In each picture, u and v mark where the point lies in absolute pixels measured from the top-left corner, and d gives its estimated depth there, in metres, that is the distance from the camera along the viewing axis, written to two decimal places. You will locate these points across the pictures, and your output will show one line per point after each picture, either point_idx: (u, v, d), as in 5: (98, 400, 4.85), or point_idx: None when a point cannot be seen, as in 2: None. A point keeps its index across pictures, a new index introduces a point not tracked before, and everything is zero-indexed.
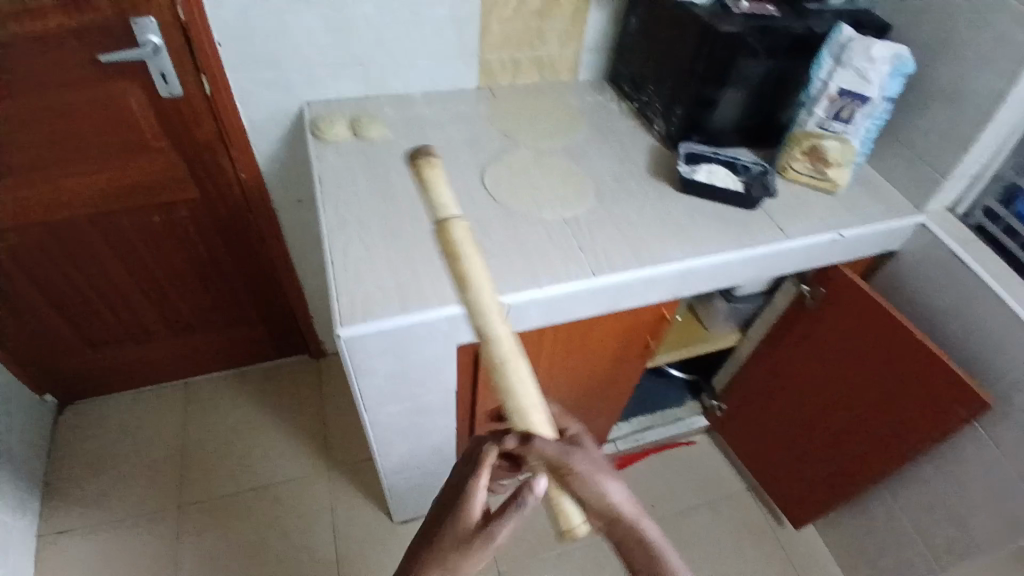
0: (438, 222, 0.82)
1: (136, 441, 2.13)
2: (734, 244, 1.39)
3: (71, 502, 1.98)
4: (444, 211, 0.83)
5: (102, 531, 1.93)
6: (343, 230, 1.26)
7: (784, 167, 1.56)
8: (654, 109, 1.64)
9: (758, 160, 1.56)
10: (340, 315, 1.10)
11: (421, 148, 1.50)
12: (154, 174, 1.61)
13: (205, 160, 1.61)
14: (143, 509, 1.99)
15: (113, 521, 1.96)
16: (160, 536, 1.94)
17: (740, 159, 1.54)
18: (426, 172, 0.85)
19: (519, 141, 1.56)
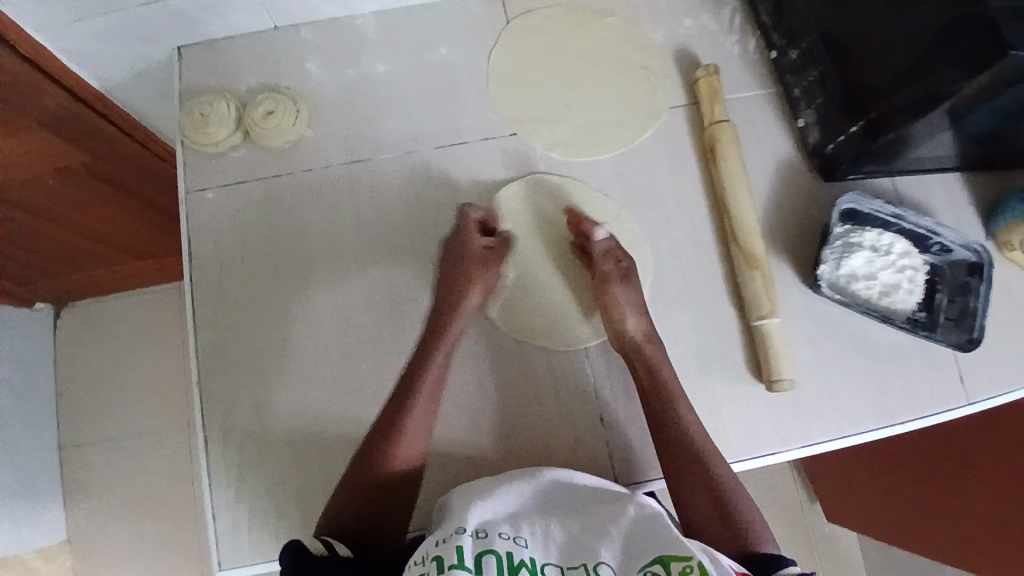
0: (704, 69, 0.88)
1: (137, 350, 1.65)
2: (868, 416, 0.85)
3: (82, 416, 1.61)
4: (716, 115, 0.87)
5: (119, 441, 1.60)
6: (224, 376, 0.82)
7: (1008, 242, 0.86)
8: (806, 87, 0.88)
9: (973, 240, 0.85)
10: (219, 554, 0.77)
11: (359, 169, 0.87)
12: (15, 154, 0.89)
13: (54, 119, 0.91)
14: (154, 422, 1.61)
15: (126, 434, 1.60)
16: (174, 454, 1.59)
17: (938, 233, 0.85)
18: (708, 80, 0.88)
19: (534, 150, 0.88)
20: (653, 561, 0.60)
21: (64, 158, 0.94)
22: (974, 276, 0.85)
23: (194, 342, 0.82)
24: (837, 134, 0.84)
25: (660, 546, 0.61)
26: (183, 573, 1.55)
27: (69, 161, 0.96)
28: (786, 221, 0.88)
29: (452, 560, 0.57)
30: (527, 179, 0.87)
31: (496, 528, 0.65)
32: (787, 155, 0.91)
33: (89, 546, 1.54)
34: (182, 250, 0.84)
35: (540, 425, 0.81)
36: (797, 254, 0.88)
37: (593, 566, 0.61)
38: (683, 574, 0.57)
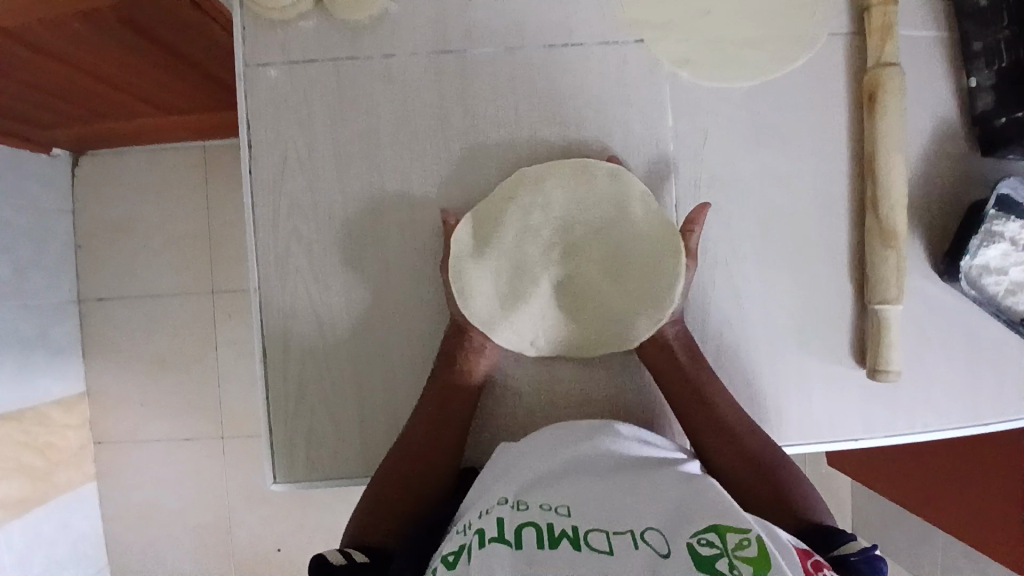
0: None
1: (159, 210, 1.53)
2: (958, 415, 0.80)
3: (102, 270, 1.54)
4: (885, 53, 0.72)
5: (140, 301, 1.54)
6: (285, 284, 0.74)
7: None
8: (990, 45, 0.75)
9: None
10: (274, 465, 0.74)
11: (451, 61, 0.74)
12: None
13: None
14: (175, 286, 1.55)
15: (147, 293, 1.54)
16: (197, 323, 1.55)
17: None
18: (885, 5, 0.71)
19: (657, 65, 0.74)
20: (708, 530, 0.53)
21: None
22: None
23: (251, 244, 0.73)
24: (1021, 106, 0.74)
25: (713, 517, 0.54)
26: (202, 438, 1.57)
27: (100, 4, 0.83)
28: (917, 191, 0.79)
29: (492, 533, 0.54)
30: (644, 102, 0.75)
31: (539, 499, 0.60)
32: (946, 117, 0.80)
33: (111, 399, 1.55)
34: (238, 134, 0.73)
35: (617, 377, 0.78)
36: (924, 231, 0.79)
37: (641, 533, 0.53)
38: (740, 545, 0.50)
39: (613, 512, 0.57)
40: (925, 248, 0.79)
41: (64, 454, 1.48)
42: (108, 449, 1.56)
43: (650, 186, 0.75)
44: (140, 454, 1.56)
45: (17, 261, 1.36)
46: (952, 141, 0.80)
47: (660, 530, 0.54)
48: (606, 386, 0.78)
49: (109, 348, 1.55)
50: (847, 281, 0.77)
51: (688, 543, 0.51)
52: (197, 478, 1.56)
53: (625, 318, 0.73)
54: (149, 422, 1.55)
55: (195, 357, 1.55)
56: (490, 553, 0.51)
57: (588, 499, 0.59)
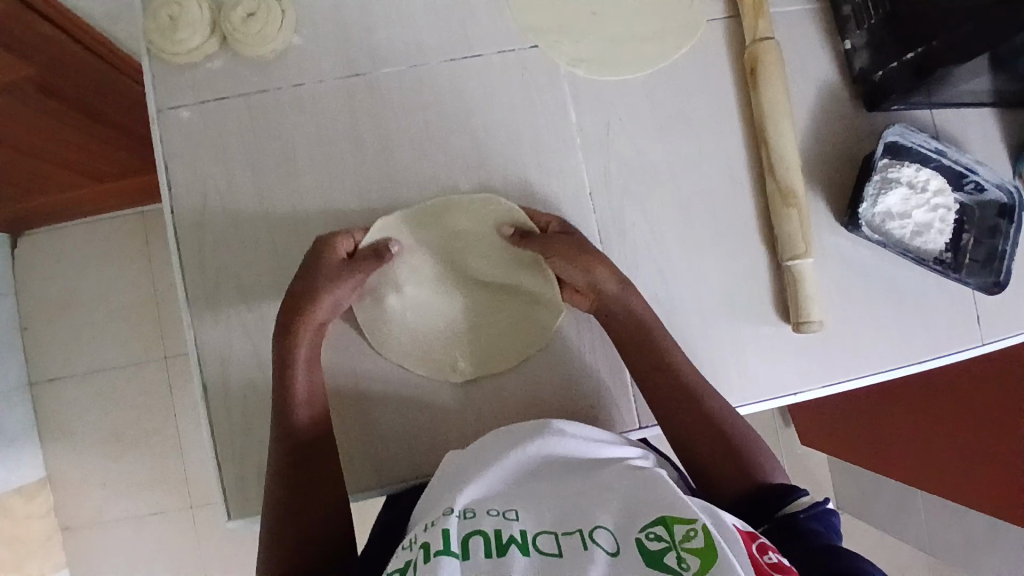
0: None
1: (104, 280, 1.52)
2: (890, 357, 0.83)
3: (51, 350, 1.50)
4: (760, 31, 0.77)
5: (94, 376, 1.51)
6: (220, 318, 0.74)
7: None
8: (858, 7, 0.83)
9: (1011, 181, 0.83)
10: (227, 505, 0.72)
11: (360, 84, 0.77)
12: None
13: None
14: (129, 355, 1.52)
15: (100, 366, 1.51)
16: (155, 389, 1.52)
17: (975, 171, 0.83)
18: None
19: (558, 65, 0.79)
20: (656, 523, 0.54)
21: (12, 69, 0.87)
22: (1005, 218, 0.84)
23: (179, 284, 0.73)
24: (889, 60, 0.81)
25: (660, 508, 0.56)
26: (173, 508, 1.51)
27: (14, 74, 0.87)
28: (815, 153, 0.85)
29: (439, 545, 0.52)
30: (549, 101, 0.78)
31: (486, 505, 0.60)
32: (828, 83, 0.86)
33: (72, 482, 1.49)
34: (158, 178, 0.74)
35: (565, 370, 0.78)
36: (826, 189, 0.84)
37: (589, 532, 0.55)
38: (687, 537, 0.52)
39: (559, 515, 0.58)
40: (830, 205, 0.84)
41: (29, 546, 1.41)
42: (75, 535, 1.49)
43: (568, 178, 0.78)
44: (110, 534, 1.49)
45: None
46: (837, 105, 0.86)
47: (609, 529, 0.55)
48: (556, 380, 0.77)
49: (65, 430, 1.50)
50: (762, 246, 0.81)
51: (637, 539, 0.53)
52: (174, 549, 1.51)
53: (522, 325, 0.77)
54: (117, 500, 1.50)
55: (157, 423, 1.51)
56: (441, 566, 0.50)
57: (536, 505, 0.60)
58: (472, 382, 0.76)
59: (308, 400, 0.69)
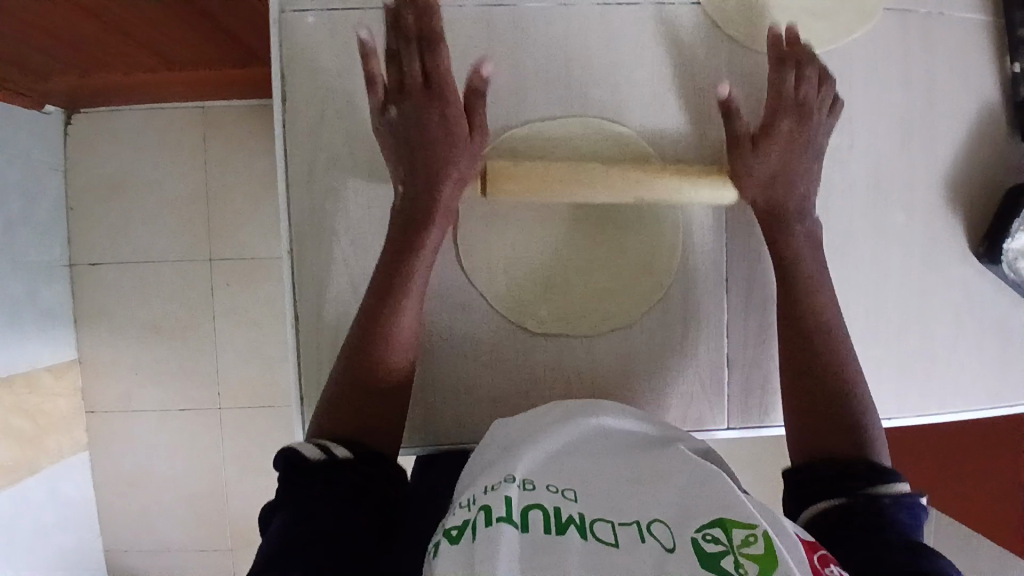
0: None
1: (159, 171, 1.47)
2: (986, 396, 0.80)
3: (95, 233, 1.48)
4: None
5: (136, 267, 1.49)
6: (319, 242, 0.71)
7: None
8: None
9: None
10: (305, 430, 0.72)
11: (499, 16, 0.71)
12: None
13: None
14: (172, 252, 1.49)
15: (142, 258, 1.48)
16: (193, 291, 1.50)
17: None
18: None
19: (714, 29, 0.73)
20: (711, 524, 0.51)
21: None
22: None
23: (283, 198, 0.70)
24: None
25: (718, 507, 0.52)
26: (198, 410, 1.52)
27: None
28: (964, 172, 0.78)
29: (500, 513, 0.51)
30: (698, 67, 0.73)
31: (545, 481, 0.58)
32: (995, 97, 0.79)
33: (105, 366, 1.50)
34: (272, 82, 0.69)
35: (652, 354, 0.75)
36: (967, 215, 0.78)
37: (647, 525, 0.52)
38: (745, 542, 0.49)
39: (616, 500, 0.56)
40: (966, 230, 0.78)
41: (56, 420, 1.43)
42: (100, 417, 1.51)
43: (703, 150, 0.74)
44: (135, 423, 1.52)
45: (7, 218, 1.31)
46: (998, 126, 0.79)
47: (665, 521, 0.52)
48: (647, 360, 0.75)
49: (102, 315, 1.50)
50: (873, 255, 0.76)
51: (693, 538, 0.50)
52: (195, 448, 1.53)
53: (626, 285, 0.74)
54: (145, 391, 1.51)
55: (192, 326, 1.50)
56: (500, 535, 0.49)
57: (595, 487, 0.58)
58: (569, 348, 0.75)
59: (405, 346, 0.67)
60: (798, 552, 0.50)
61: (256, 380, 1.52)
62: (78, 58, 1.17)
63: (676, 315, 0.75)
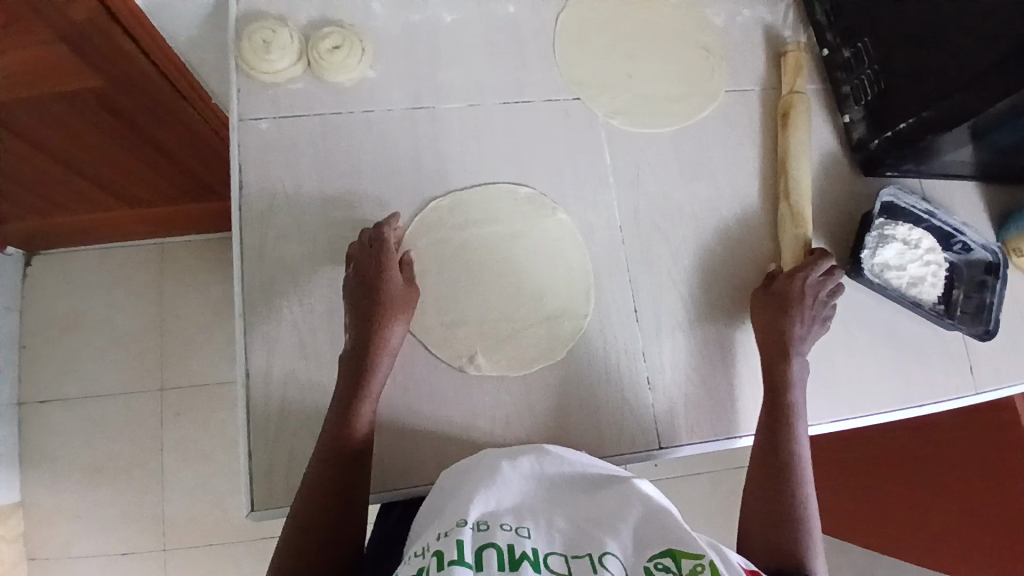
0: (787, 47, 0.95)
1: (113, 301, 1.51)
2: (893, 398, 0.87)
3: (46, 370, 1.47)
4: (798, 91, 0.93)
5: (85, 401, 1.46)
6: (270, 308, 0.79)
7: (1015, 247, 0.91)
8: (856, 86, 0.93)
9: (989, 241, 0.92)
10: (251, 491, 0.74)
11: (421, 115, 0.87)
12: (20, 55, 0.83)
13: (94, 47, 0.85)
14: (122, 384, 1.48)
15: (93, 392, 1.47)
16: (142, 420, 1.47)
17: (963, 234, 0.91)
18: (793, 58, 0.94)
19: (595, 115, 0.91)
20: (664, 554, 0.56)
21: (83, 78, 0.90)
22: (991, 275, 0.91)
23: (239, 274, 0.80)
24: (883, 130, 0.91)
25: (670, 539, 0.56)
26: (143, 550, 1.41)
27: (82, 82, 0.90)
28: (821, 209, 0.94)
29: (452, 557, 0.52)
30: (587, 144, 0.90)
31: (500, 519, 0.59)
32: (832, 149, 0.97)
33: (43, 510, 1.41)
34: (229, 180, 0.82)
35: (581, 383, 0.82)
36: (832, 241, 0.93)
37: (599, 557, 0.55)
38: (695, 571, 0.53)
39: (567, 535, 0.59)
40: (835, 254, 0.92)
41: None
42: (33, 569, 1.38)
43: (601, 209, 0.88)
44: (71, 573, 1.39)
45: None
46: (841, 170, 0.96)
47: (617, 556, 0.56)
48: (573, 384, 0.82)
49: (45, 454, 1.44)
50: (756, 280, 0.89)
51: (645, 568, 0.55)
52: None
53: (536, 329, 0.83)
54: (85, 534, 1.41)
55: (140, 457, 1.45)
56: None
57: (546, 523, 0.60)
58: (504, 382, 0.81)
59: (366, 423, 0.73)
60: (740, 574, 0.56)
61: (203, 510, 1.43)
62: (44, 197, 1.28)
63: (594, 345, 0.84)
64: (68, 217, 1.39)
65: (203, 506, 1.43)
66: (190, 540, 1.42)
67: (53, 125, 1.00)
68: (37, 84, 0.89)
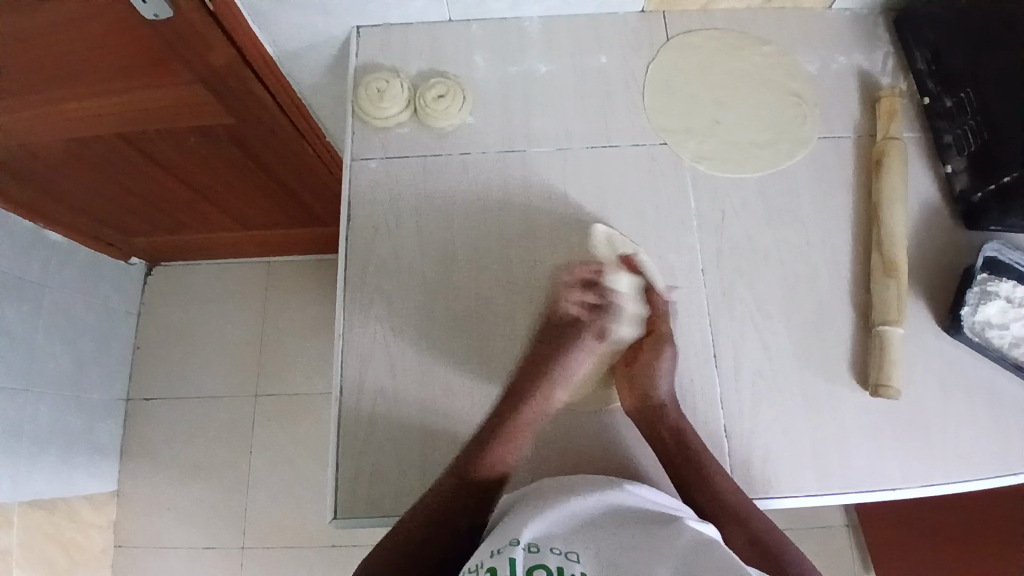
0: (881, 94, 0.94)
1: (218, 313, 1.67)
2: (992, 465, 0.82)
3: (157, 370, 1.63)
4: (890, 138, 0.92)
5: (187, 401, 1.61)
6: (367, 331, 0.86)
7: None
8: (959, 135, 0.91)
9: None
10: (337, 499, 0.80)
11: (513, 158, 0.93)
12: (167, 97, 0.96)
13: (231, 92, 0.97)
14: (220, 387, 1.61)
15: (194, 393, 1.61)
16: (234, 423, 1.59)
17: None
18: (886, 103, 0.93)
19: (681, 161, 0.94)
20: None
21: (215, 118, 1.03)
22: None
23: (342, 296, 0.88)
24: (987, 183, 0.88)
25: None
26: (225, 545, 1.51)
27: (216, 120, 1.03)
28: (915, 260, 0.91)
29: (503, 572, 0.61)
30: (672, 188, 0.92)
31: (551, 543, 0.66)
32: (927, 200, 0.94)
33: (144, 497, 1.55)
34: (339, 211, 0.91)
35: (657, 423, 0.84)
36: (927, 293, 0.90)
37: None
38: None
39: (616, 560, 0.63)
40: (929, 307, 0.89)
41: (87, 553, 1.46)
42: (128, 551, 1.52)
43: (684, 251, 0.90)
44: (162, 558, 1.51)
45: (79, 354, 1.46)
46: (938, 221, 0.93)
47: None
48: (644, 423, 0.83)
49: (149, 446, 1.58)
50: (845, 330, 0.87)
51: None
52: None
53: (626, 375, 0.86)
54: (176, 523, 1.53)
55: (229, 455, 1.57)
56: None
57: (595, 548, 0.65)
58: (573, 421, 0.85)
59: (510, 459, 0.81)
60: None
61: (281, 513, 1.52)
62: (171, 217, 1.44)
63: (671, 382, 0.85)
64: (189, 234, 1.55)
65: (281, 509, 1.53)
66: (268, 539, 1.51)
67: (187, 156, 1.14)
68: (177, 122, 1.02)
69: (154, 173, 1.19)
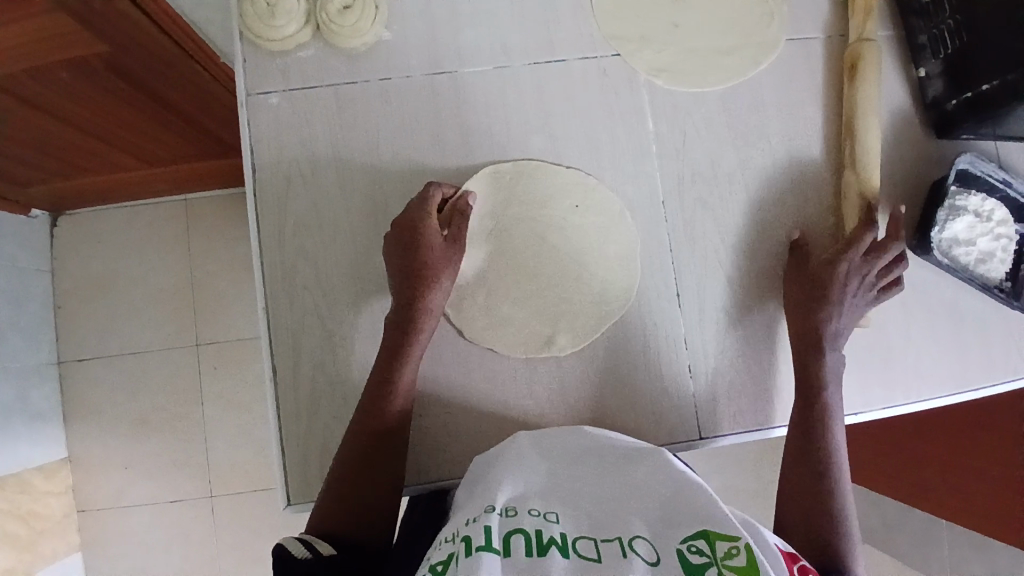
0: None
1: (140, 261, 1.47)
2: (948, 382, 0.82)
3: (84, 326, 1.46)
4: (863, 36, 0.81)
5: (122, 358, 1.46)
6: (294, 299, 0.76)
7: None
8: (935, 35, 0.82)
9: None
10: (288, 485, 0.74)
11: (443, 81, 0.80)
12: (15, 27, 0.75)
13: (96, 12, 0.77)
14: (157, 340, 1.46)
15: (129, 349, 1.46)
16: (179, 377, 1.46)
17: None
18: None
19: (636, 75, 0.82)
20: (698, 536, 0.49)
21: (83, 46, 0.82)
22: None
23: (262, 261, 0.76)
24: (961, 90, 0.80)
25: (703, 520, 0.51)
26: (192, 499, 1.44)
27: (84, 48, 0.82)
28: (883, 174, 0.85)
29: (480, 541, 0.47)
30: (626, 108, 0.81)
31: (528, 505, 0.55)
32: (900, 105, 0.86)
33: (94, 462, 1.43)
34: (243, 159, 0.76)
35: (621, 370, 0.78)
36: (897, 210, 0.84)
37: (629, 541, 0.50)
38: (730, 554, 0.47)
39: (595, 520, 0.54)
40: (899, 225, 0.84)
41: (50, 521, 1.36)
42: (91, 515, 1.42)
43: (641, 181, 0.81)
44: (126, 520, 1.42)
45: None
46: (909, 129, 0.86)
47: (647, 539, 0.50)
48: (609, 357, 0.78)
49: (92, 407, 1.44)
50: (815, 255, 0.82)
51: (678, 550, 0.48)
52: (189, 538, 1.43)
53: (605, 281, 0.79)
54: (134, 484, 1.43)
55: (180, 410, 1.45)
56: (481, 565, 0.45)
57: (573, 509, 0.55)
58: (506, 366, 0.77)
59: (407, 391, 0.71)
60: (778, 562, 0.49)
61: (247, 463, 1.45)
62: (65, 164, 1.22)
63: (637, 322, 0.79)
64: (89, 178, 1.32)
65: (246, 459, 1.45)
66: (236, 489, 1.44)
67: (64, 95, 0.93)
68: (35, 55, 0.82)
69: (31, 116, 0.98)
